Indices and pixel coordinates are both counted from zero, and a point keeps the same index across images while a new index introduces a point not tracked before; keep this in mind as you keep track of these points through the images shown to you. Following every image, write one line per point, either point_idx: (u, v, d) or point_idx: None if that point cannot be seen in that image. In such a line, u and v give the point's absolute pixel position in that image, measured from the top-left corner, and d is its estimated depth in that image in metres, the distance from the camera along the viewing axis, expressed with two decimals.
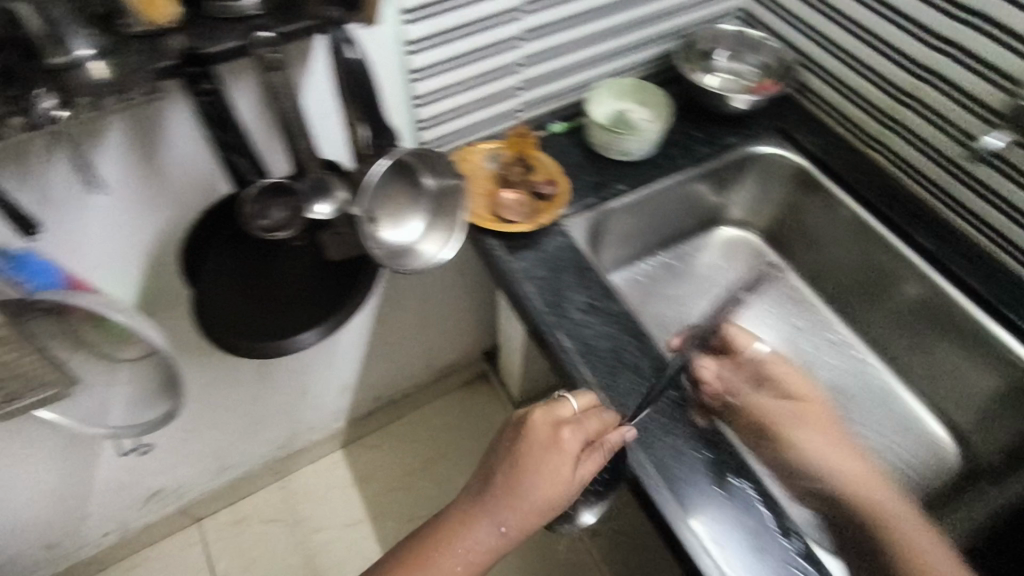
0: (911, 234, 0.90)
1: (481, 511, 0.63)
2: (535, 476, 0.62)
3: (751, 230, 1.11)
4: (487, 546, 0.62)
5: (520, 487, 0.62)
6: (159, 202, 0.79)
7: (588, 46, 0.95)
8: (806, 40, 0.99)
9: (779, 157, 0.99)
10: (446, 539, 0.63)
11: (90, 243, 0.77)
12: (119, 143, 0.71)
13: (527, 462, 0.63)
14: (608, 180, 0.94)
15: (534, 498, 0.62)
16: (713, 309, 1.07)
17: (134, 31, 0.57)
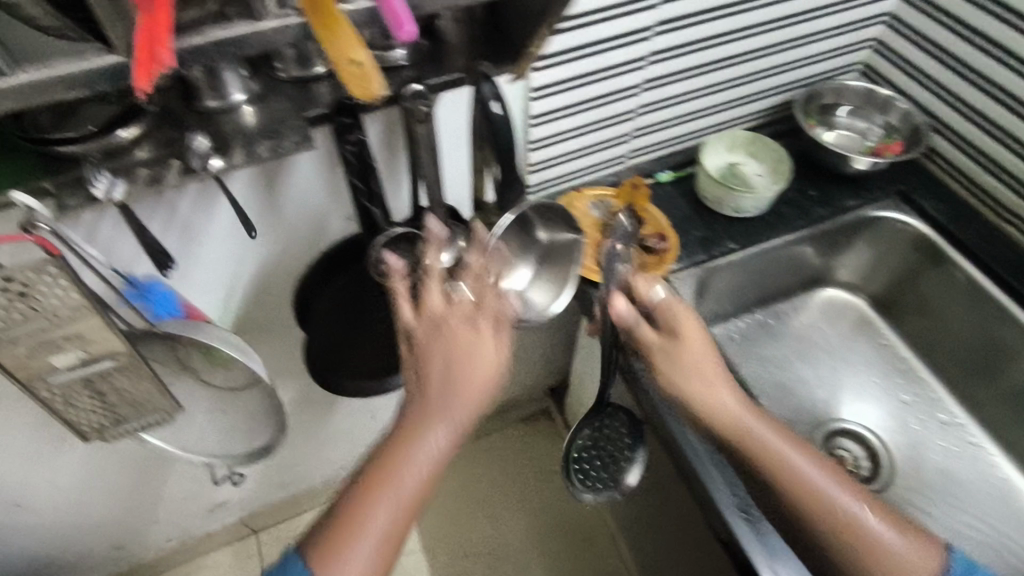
0: None
1: (424, 418, 0.57)
2: (461, 371, 0.57)
3: (858, 295, 1.06)
4: (439, 454, 0.57)
5: (448, 378, 0.57)
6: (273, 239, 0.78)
7: (705, 96, 0.93)
8: (938, 102, 0.93)
9: (901, 223, 0.93)
10: (392, 460, 0.56)
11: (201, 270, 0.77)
12: (250, 180, 0.71)
13: (459, 354, 0.58)
14: (718, 236, 0.90)
15: (462, 389, 0.57)
16: (814, 375, 1.01)
17: (288, 73, 0.56)
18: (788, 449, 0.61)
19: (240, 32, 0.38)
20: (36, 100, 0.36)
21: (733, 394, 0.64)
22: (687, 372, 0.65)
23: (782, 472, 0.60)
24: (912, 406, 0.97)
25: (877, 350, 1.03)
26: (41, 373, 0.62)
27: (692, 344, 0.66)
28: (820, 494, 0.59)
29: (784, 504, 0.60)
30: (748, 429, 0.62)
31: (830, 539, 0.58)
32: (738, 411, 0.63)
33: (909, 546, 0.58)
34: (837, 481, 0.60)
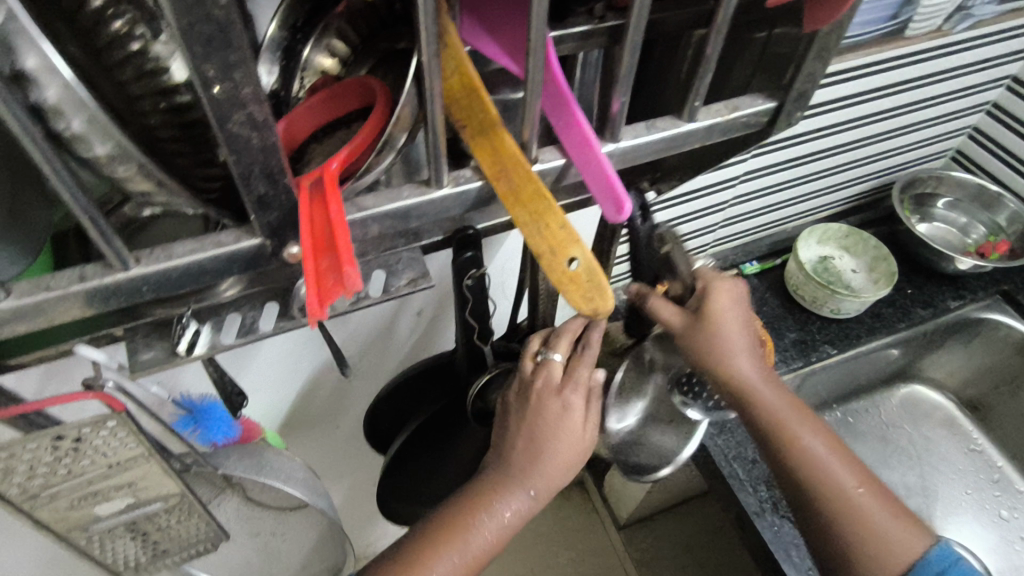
0: None
1: (492, 485, 0.44)
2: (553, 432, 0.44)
3: (947, 395, 0.99)
4: (508, 528, 0.44)
5: (532, 437, 0.44)
6: (375, 370, 0.69)
7: (798, 183, 0.84)
8: None
9: (1005, 326, 0.87)
10: (451, 522, 0.43)
11: (286, 401, 0.66)
12: (369, 316, 0.61)
13: (546, 422, 0.44)
14: (815, 339, 0.83)
15: (547, 458, 0.44)
16: (909, 482, 0.92)
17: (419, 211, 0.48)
18: (791, 415, 0.52)
19: (404, 206, 0.30)
20: (145, 296, 0.28)
21: (750, 354, 0.50)
22: (705, 345, 0.48)
23: (783, 439, 0.51)
24: (1011, 521, 0.89)
25: (966, 453, 0.96)
26: (81, 523, 0.52)
27: (723, 318, 0.48)
28: (822, 472, 0.51)
29: (784, 473, 0.52)
30: (754, 392, 0.50)
31: (827, 520, 0.50)
32: (749, 373, 0.50)
33: (899, 532, 0.49)
34: (833, 450, 0.52)
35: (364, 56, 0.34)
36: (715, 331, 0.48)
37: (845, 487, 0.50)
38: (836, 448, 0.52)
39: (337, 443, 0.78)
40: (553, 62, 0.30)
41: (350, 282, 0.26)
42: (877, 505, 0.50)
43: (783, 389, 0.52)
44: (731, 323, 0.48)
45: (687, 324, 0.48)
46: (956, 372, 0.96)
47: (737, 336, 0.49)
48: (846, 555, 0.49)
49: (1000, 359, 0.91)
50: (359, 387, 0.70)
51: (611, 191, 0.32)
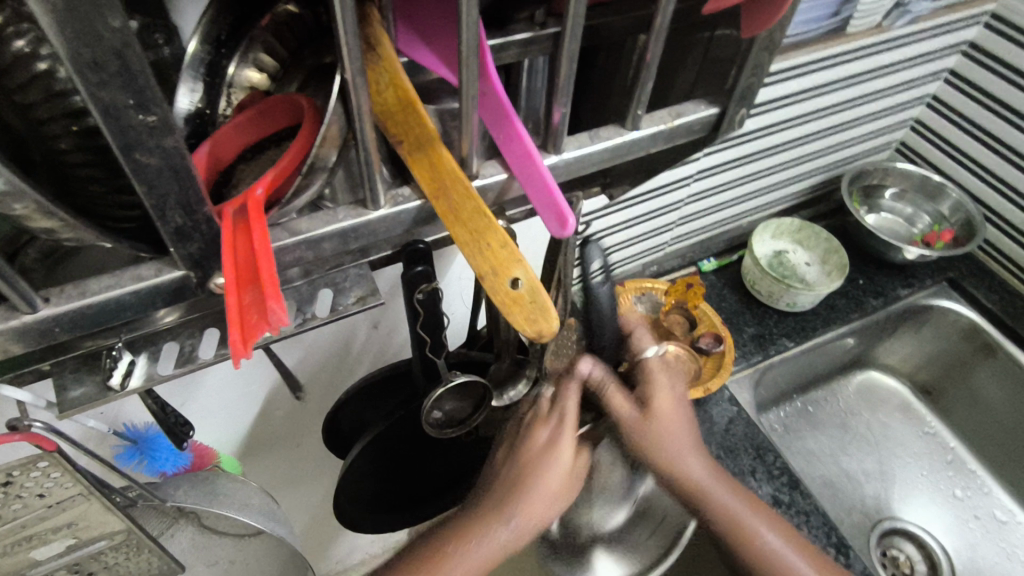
0: None
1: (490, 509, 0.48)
2: (541, 474, 0.49)
3: (902, 381, 1.02)
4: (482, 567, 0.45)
5: (525, 480, 0.49)
6: (332, 387, 0.67)
7: (750, 180, 0.85)
8: (983, 187, 0.91)
9: (952, 312, 0.90)
10: (440, 552, 0.45)
11: (238, 424, 0.64)
12: (319, 333, 0.59)
13: (536, 463, 0.49)
14: (772, 333, 0.84)
15: (540, 480, 0.48)
16: (869, 467, 0.94)
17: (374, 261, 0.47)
18: (743, 507, 0.54)
19: (340, 228, 0.29)
20: (61, 337, 0.26)
21: (699, 455, 0.54)
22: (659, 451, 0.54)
23: (741, 537, 0.54)
24: (963, 499, 0.92)
25: (921, 436, 0.98)
26: (20, 569, 0.49)
27: (660, 414, 0.54)
28: (775, 562, 0.53)
29: (737, 559, 0.55)
30: (707, 491, 0.53)
31: None
32: (704, 479, 0.53)
33: None
34: (784, 535, 0.55)
35: (293, 70, 0.32)
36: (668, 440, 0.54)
37: (802, 574, 0.53)
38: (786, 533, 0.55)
39: (298, 463, 0.76)
40: (490, 72, 0.29)
41: (275, 318, 0.25)
42: None
43: (729, 485, 0.55)
44: (672, 424, 0.54)
45: (638, 427, 0.54)
46: (910, 359, 0.99)
47: (679, 435, 0.54)
48: None
49: (950, 343, 0.94)
50: (317, 405, 0.68)
51: (556, 206, 0.31)
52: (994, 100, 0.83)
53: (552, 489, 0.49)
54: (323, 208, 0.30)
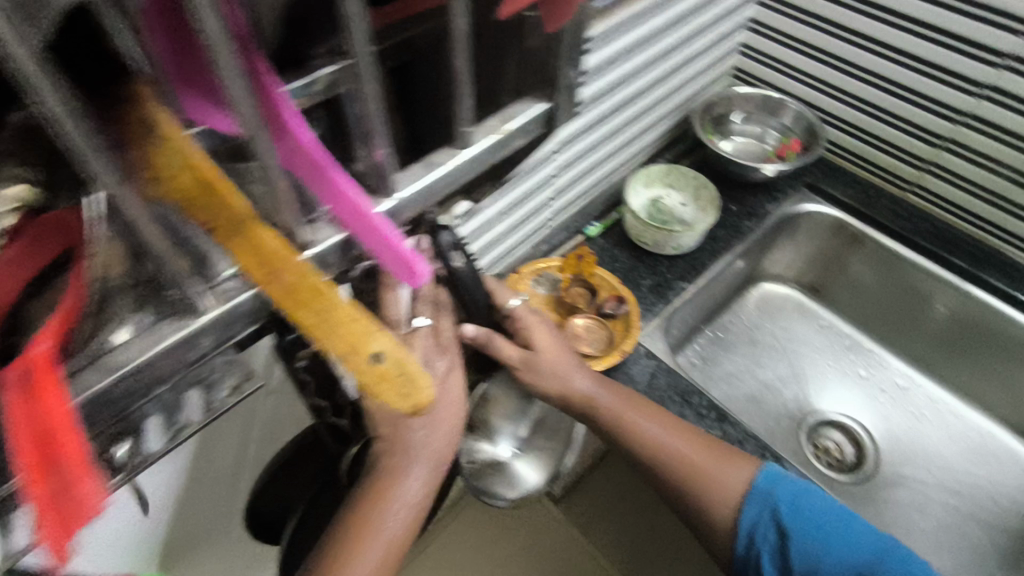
0: (962, 265, 0.90)
1: (399, 456, 0.44)
2: (437, 418, 0.46)
3: (793, 286, 1.08)
4: (415, 508, 0.45)
5: (424, 423, 0.45)
6: (241, 470, 0.61)
7: (610, 140, 0.87)
8: (816, 95, 0.97)
9: (818, 213, 0.97)
10: (359, 524, 0.43)
11: (148, 544, 0.57)
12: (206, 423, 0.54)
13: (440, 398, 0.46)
14: (668, 279, 0.87)
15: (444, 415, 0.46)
16: (785, 374, 1.00)
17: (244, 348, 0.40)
18: (622, 403, 0.59)
19: (171, 343, 0.30)
20: None
21: (578, 369, 0.60)
22: (546, 376, 0.58)
23: (623, 430, 0.58)
24: (863, 376, 1.00)
25: (821, 332, 1.05)
26: None
27: (549, 346, 0.59)
28: (654, 445, 0.58)
29: (627, 454, 0.59)
30: (591, 397, 0.59)
31: (672, 486, 0.57)
32: (590, 390, 0.59)
33: (735, 473, 0.57)
34: (661, 421, 0.59)
35: (63, 178, 0.30)
36: (557, 362, 0.58)
37: (677, 450, 0.57)
38: (661, 418, 0.60)
39: (231, 555, 0.69)
40: (289, 124, 0.27)
41: (88, 503, 0.28)
42: (709, 457, 0.57)
43: (607, 387, 0.60)
44: (556, 344, 0.59)
45: (529, 361, 0.57)
46: (794, 263, 1.05)
47: (559, 353, 0.59)
48: (693, 507, 0.57)
49: (822, 242, 1.01)
50: (232, 493, 0.62)
51: (406, 267, 0.32)
52: (807, 13, 0.89)
53: (455, 406, 0.47)
54: (157, 300, 0.32)
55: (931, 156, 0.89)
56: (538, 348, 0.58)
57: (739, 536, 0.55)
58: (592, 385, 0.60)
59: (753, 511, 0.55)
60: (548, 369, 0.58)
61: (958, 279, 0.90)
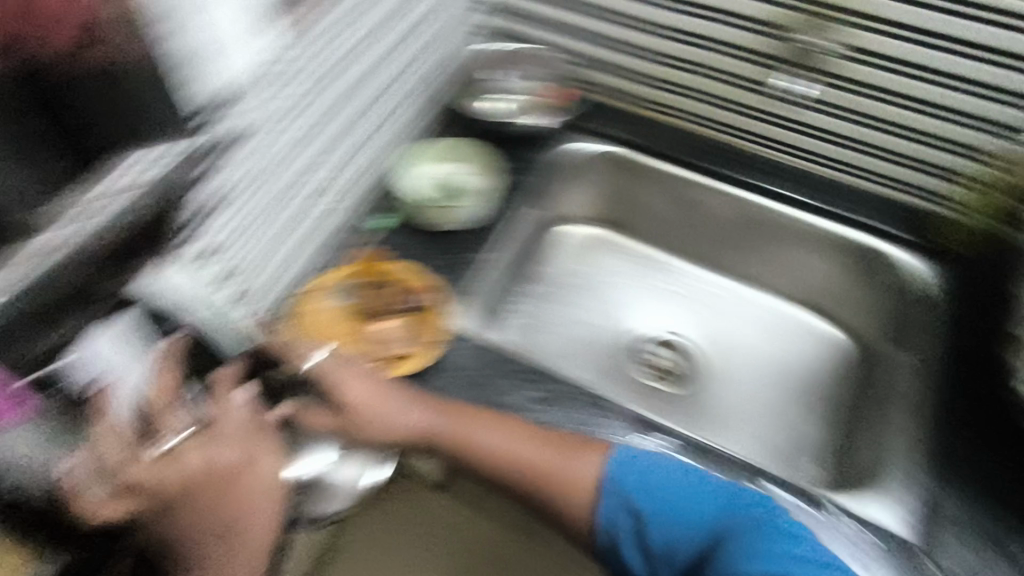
0: (726, 173, 0.99)
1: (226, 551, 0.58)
2: (248, 514, 0.60)
3: (595, 225, 1.10)
4: None
5: (231, 521, 0.59)
6: None
7: (369, 119, 0.80)
8: (565, 40, 1.00)
9: (594, 154, 1.01)
10: None
11: None
12: None
13: (225, 503, 0.59)
14: (466, 256, 0.88)
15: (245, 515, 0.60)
16: (606, 311, 1.06)
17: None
18: (456, 428, 0.69)
19: None
20: None
21: (404, 408, 0.69)
22: (376, 422, 0.68)
23: (462, 450, 0.68)
24: (675, 291, 1.08)
25: (631, 262, 1.10)
26: None
27: (364, 394, 0.68)
28: (493, 456, 0.67)
29: (477, 468, 0.69)
30: (424, 429, 0.69)
31: (520, 487, 0.67)
32: (418, 422, 0.69)
33: (570, 462, 0.66)
34: (496, 432, 0.68)
35: None
36: (375, 406, 0.68)
37: (518, 457, 0.67)
38: (495, 430, 0.69)
39: None
40: None
41: None
42: (547, 453, 0.67)
43: (442, 417, 0.69)
44: (375, 393, 0.69)
45: (348, 416, 0.68)
46: (593, 203, 1.07)
47: (380, 400, 0.69)
48: (544, 501, 0.66)
49: (607, 180, 1.05)
50: None
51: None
52: None
53: (253, 507, 0.61)
54: None
55: (662, 77, 0.96)
56: (358, 403, 0.68)
57: (601, 531, 0.65)
58: (428, 416, 0.69)
59: (610, 503, 0.64)
60: (374, 417, 0.68)
61: (719, 184, 0.99)
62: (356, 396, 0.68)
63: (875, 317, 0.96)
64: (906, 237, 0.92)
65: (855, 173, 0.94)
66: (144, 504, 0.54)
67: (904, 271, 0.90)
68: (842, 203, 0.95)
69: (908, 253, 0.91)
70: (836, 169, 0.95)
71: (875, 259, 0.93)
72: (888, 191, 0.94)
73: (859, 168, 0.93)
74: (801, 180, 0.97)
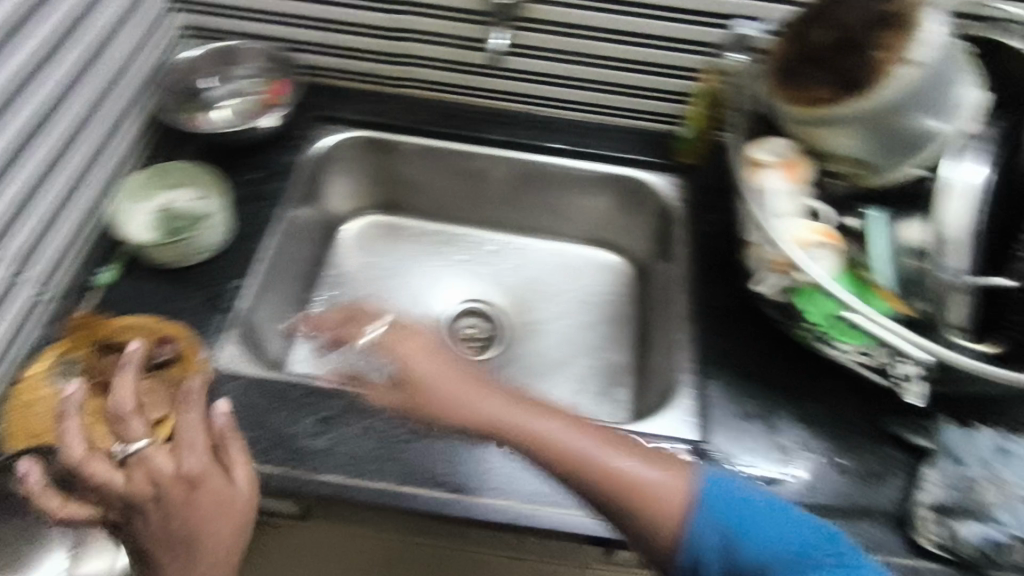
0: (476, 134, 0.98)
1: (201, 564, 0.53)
2: (202, 524, 0.54)
3: (370, 212, 1.08)
4: None
5: (189, 534, 0.53)
6: None
7: (59, 160, 0.71)
8: (276, 28, 0.93)
9: (341, 142, 0.96)
10: None
11: None
12: None
13: (201, 509, 0.54)
14: (218, 283, 0.80)
15: (220, 529, 0.54)
16: (401, 298, 1.03)
17: None
18: (518, 414, 0.55)
19: None
20: None
21: (483, 394, 0.57)
22: (438, 399, 0.58)
23: (525, 438, 0.54)
24: (465, 258, 1.07)
25: (415, 243, 1.08)
26: None
27: (425, 366, 0.59)
28: (565, 452, 0.53)
29: (549, 468, 0.54)
30: (493, 418, 0.56)
31: (590, 493, 0.53)
32: (495, 410, 0.56)
33: (657, 476, 0.52)
34: (571, 427, 0.54)
35: None
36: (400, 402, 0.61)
37: (590, 456, 0.53)
38: (562, 419, 0.55)
39: None
40: None
41: None
42: (620, 456, 0.53)
43: (511, 404, 0.56)
44: (441, 370, 0.59)
45: (414, 392, 0.59)
46: (356, 193, 1.05)
47: (454, 365, 0.60)
48: (627, 514, 0.52)
49: (366, 164, 1.01)
50: None
51: None
52: None
53: (223, 520, 0.55)
54: None
55: (389, 50, 0.94)
56: (416, 377, 0.59)
57: (685, 549, 0.50)
58: (492, 398, 0.57)
59: (707, 526, 0.50)
60: (426, 394, 0.58)
61: (472, 146, 0.98)
62: (408, 367, 0.60)
63: (647, 241, 1.02)
64: (650, 160, 0.97)
65: (593, 111, 0.98)
66: (105, 509, 0.55)
67: (656, 191, 0.96)
68: (589, 141, 0.98)
69: (655, 174, 0.97)
70: (575, 111, 0.98)
71: (634, 186, 0.97)
72: (623, 121, 0.99)
73: (593, 105, 0.97)
74: (547, 127, 0.99)
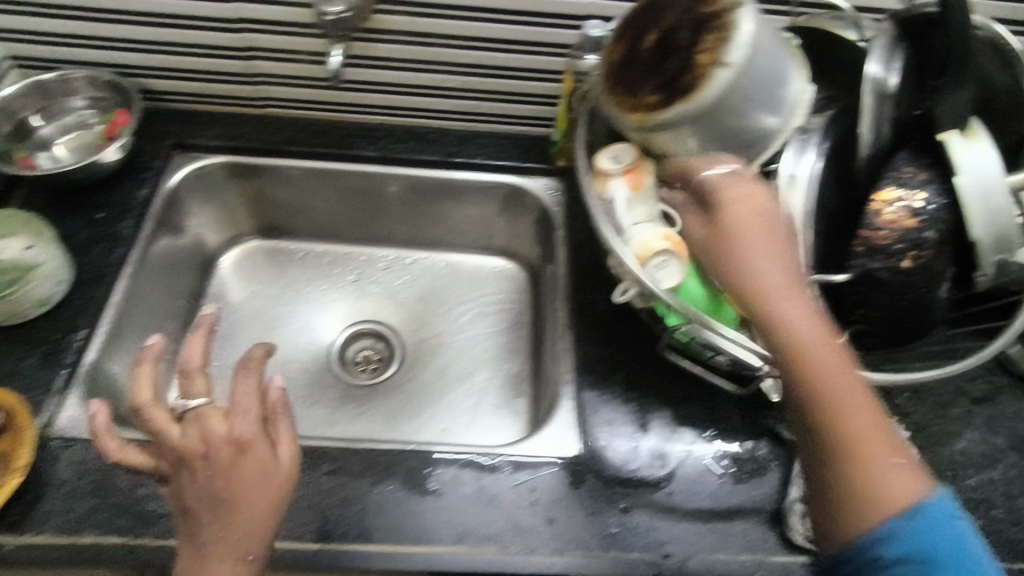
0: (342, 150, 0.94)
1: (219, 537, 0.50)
2: (242, 489, 0.51)
3: (246, 238, 1.03)
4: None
5: (229, 499, 0.51)
6: None
7: None
8: (109, 53, 0.87)
9: (198, 169, 0.91)
10: None
11: None
12: None
13: (246, 477, 0.52)
14: (58, 338, 0.74)
15: (253, 515, 0.51)
16: (285, 327, 0.98)
17: None
18: (798, 310, 0.54)
19: None
20: None
21: (767, 247, 0.56)
22: (734, 213, 0.58)
23: (769, 322, 0.54)
24: (353, 280, 1.03)
25: (297, 266, 1.03)
26: None
27: (739, 192, 0.59)
28: (812, 366, 0.51)
29: (775, 349, 0.54)
30: (761, 276, 0.56)
31: (827, 446, 0.50)
32: (752, 264, 0.56)
33: (900, 477, 0.48)
34: (809, 325, 0.53)
35: None
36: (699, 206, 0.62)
37: (847, 396, 0.50)
38: (818, 323, 0.54)
39: None
40: None
41: None
42: (868, 427, 0.50)
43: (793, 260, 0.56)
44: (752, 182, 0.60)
45: (699, 195, 0.61)
46: (226, 221, 0.99)
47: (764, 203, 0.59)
48: (839, 471, 0.49)
49: (231, 190, 0.96)
50: None
51: None
52: None
53: (263, 491, 0.52)
54: None
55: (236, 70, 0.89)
56: (728, 202, 0.59)
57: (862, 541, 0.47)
58: (772, 251, 0.56)
59: (910, 527, 0.46)
60: (725, 203, 0.59)
61: (339, 163, 0.94)
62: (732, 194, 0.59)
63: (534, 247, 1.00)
64: (526, 164, 0.94)
65: (463, 116, 0.95)
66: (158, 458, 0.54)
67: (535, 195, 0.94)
68: (462, 149, 0.95)
69: (533, 178, 0.94)
70: (444, 118, 0.96)
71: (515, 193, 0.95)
72: (496, 126, 0.96)
73: (462, 111, 0.94)
74: (417, 137, 0.96)
